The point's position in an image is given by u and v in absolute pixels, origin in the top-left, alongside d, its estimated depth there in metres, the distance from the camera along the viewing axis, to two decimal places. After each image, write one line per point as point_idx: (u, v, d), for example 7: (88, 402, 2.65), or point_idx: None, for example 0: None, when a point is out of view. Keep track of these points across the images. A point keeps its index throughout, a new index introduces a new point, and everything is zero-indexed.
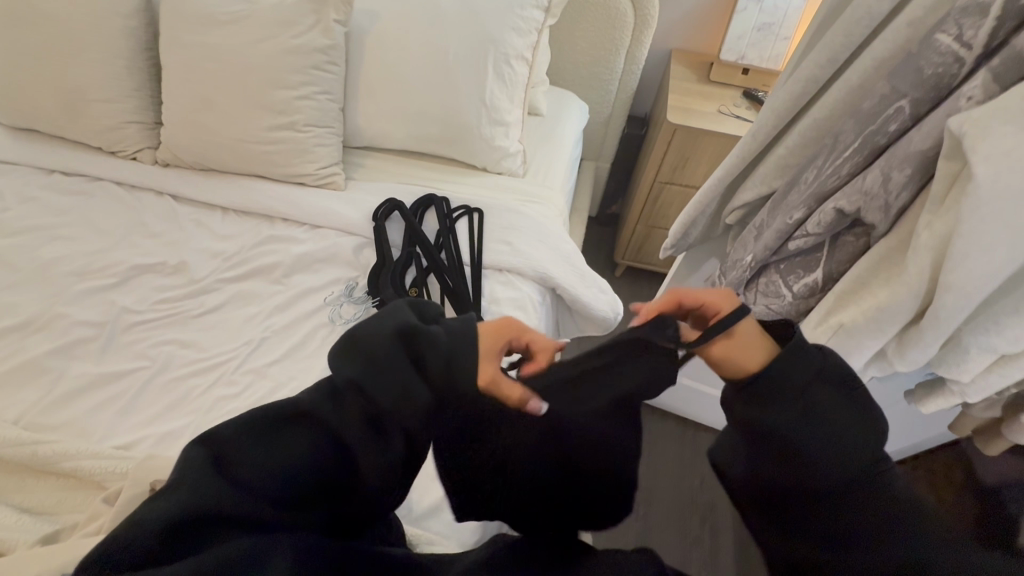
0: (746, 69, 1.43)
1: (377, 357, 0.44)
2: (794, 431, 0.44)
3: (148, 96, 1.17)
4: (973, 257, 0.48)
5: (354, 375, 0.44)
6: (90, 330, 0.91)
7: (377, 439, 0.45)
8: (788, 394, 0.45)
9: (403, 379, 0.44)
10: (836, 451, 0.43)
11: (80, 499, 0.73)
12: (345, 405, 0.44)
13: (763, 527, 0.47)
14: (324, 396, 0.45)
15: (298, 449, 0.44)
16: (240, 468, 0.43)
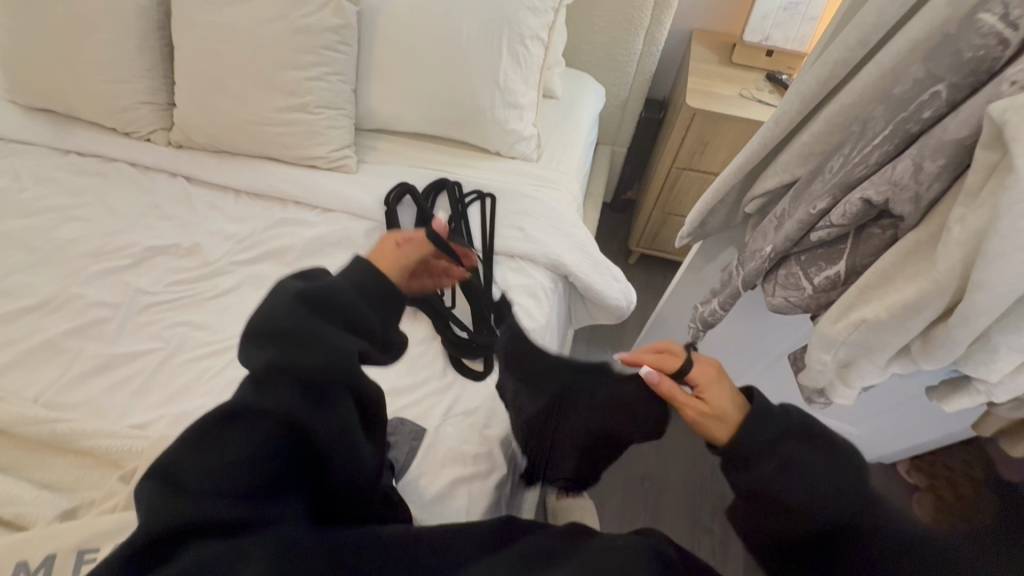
0: (771, 51, 1.38)
1: (283, 334, 0.51)
2: (774, 484, 0.49)
3: (160, 76, 1.17)
4: (1009, 254, 0.46)
5: (277, 356, 0.49)
6: (106, 311, 0.92)
7: (320, 408, 0.49)
8: (764, 450, 0.51)
9: (314, 336, 0.52)
10: (831, 490, 0.47)
11: (97, 477, 0.74)
12: (276, 388, 0.48)
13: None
14: (251, 390, 0.48)
15: (243, 442, 0.46)
16: (190, 480, 0.44)
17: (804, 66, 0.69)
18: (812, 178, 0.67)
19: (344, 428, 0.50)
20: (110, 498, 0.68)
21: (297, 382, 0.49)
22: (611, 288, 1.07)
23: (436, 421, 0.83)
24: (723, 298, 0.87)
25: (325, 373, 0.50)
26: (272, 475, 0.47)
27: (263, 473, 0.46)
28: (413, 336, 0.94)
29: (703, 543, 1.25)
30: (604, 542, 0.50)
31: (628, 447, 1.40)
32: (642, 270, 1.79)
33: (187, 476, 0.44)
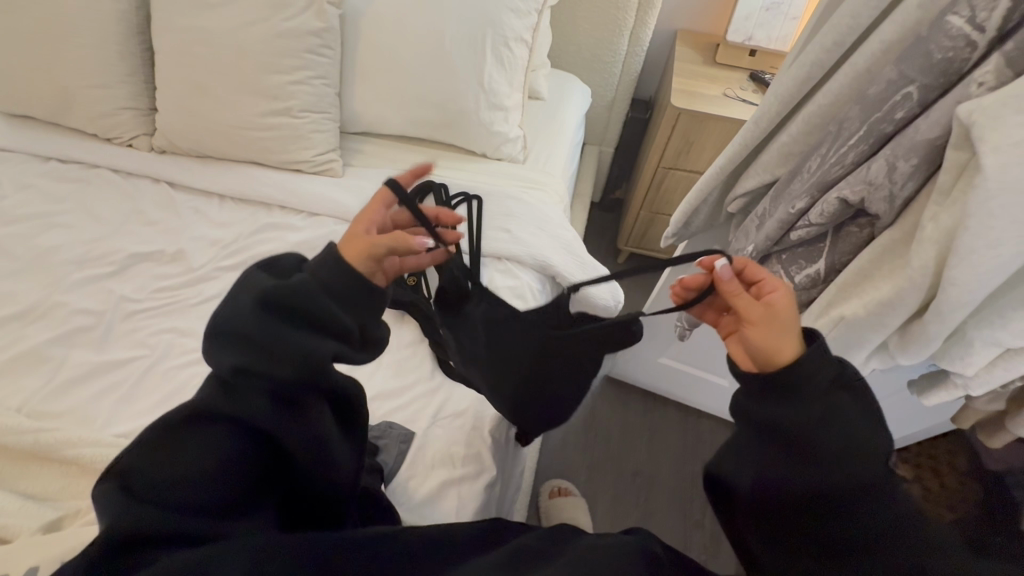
0: (753, 51, 1.39)
1: (253, 338, 0.48)
2: (813, 433, 0.45)
3: (141, 81, 1.16)
4: (979, 252, 0.47)
5: (241, 361, 0.47)
6: (89, 319, 0.91)
7: (292, 412, 0.50)
8: (806, 399, 0.45)
9: (277, 340, 0.48)
10: (851, 454, 0.44)
11: (82, 487, 0.74)
12: (238, 392, 0.48)
13: (762, 550, 0.49)
14: (214, 392, 0.48)
15: (207, 449, 0.46)
16: (153, 484, 0.44)
17: (782, 66, 0.70)
18: (791, 178, 0.67)
19: (318, 431, 0.51)
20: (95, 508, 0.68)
21: (266, 387, 0.48)
22: (598, 288, 1.07)
23: (424, 423, 0.83)
24: None
25: (300, 378, 0.49)
26: (239, 480, 0.48)
27: (235, 478, 0.47)
28: (400, 339, 0.93)
29: (694, 537, 1.26)
30: (589, 544, 0.50)
31: (619, 445, 1.41)
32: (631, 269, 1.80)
33: (147, 480, 0.44)
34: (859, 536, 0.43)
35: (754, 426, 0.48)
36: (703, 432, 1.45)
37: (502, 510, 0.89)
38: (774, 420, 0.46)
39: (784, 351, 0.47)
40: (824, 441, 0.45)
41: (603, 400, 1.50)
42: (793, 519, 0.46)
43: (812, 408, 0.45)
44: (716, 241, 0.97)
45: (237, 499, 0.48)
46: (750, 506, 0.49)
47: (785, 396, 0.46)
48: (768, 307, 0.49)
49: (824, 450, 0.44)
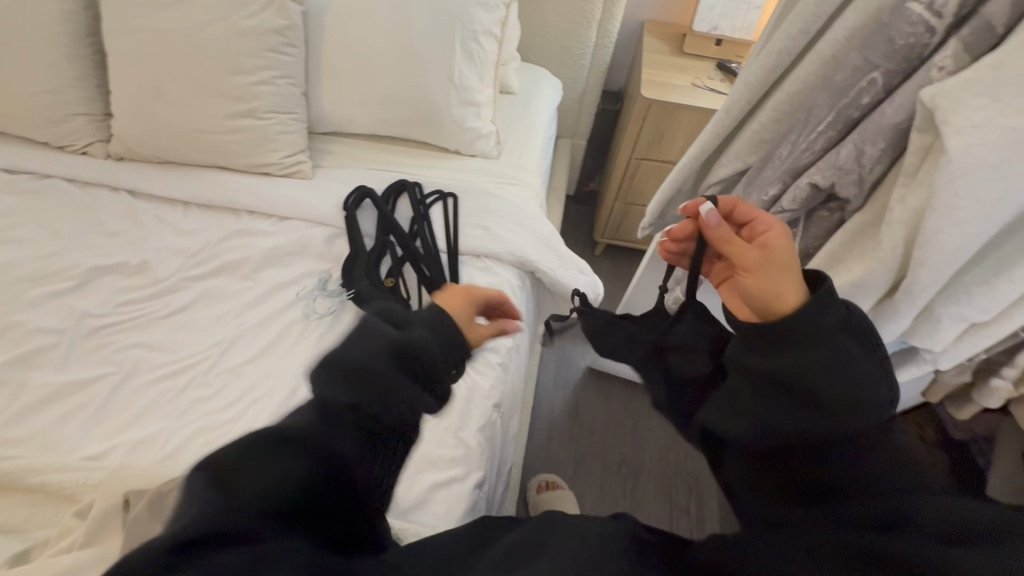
0: (719, 40, 1.41)
1: (359, 369, 0.49)
2: (808, 366, 0.44)
3: (94, 85, 1.10)
4: (945, 232, 0.48)
5: (357, 399, 0.48)
6: (50, 337, 0.87)
7: (370, 449, 0.49)
8: (806, 339, 0.45)
9: (383, 391, 0.49)
10: (850, 389, 0.43)
11: (52, 514, 0.71)
12: (328, 418, 0.47)
13: (752, 501, 0.46)
14: (314, 416, 0.47)
15: (298, 464, 0.43)
16: (256, 489, 0.41)
17: (751, 55, 0.70)
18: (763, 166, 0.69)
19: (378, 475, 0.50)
20: (66, 535, 0.66)
21: (354, 409, 0.48)
22: (578, 281, 1.08)
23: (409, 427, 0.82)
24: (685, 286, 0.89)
25: (388, 417, 0.50)
26: (321, 491, 0.44)
27: (319, 485, 0.44)
28: None
29: (680, 522, 1.28)
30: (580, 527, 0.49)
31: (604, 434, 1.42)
32: (609, 260, 1.81)
33: (225, 485, 0.40)
34: (864, 478, 0.40)
35: (753, 371, 0.47)
36: None
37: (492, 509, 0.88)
38: (766, 363, 0.46)
39: (784, 295, 0.48)
40: (820, 376, 0.43)
41: (586, 393, 1.51)
42: (789, 464, 0.44)
43: (812, 346, 0.44)
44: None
45: (310, 505, 0.44)
46: (746, 458, 0.47)
47: (783, 346, 0.46)
48: (763, 250, 0.52)
49: (821, 389, 0.43)
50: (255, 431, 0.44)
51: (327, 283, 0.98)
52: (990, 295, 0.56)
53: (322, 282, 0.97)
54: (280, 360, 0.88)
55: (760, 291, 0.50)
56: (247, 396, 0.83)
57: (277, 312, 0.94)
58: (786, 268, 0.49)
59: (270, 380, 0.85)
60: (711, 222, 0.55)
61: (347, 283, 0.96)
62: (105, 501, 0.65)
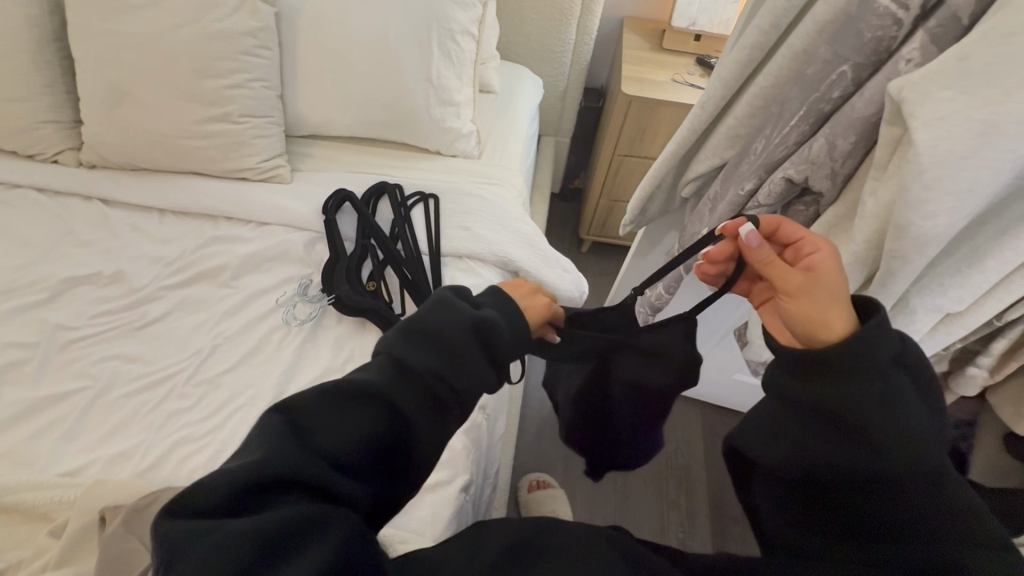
0: (698, 36, 1.41)
1: (442, 341, 0.50)
2: (859, 410, 0.43)
3: (64, 92, 1.08)
4: (916, 225, 0.49)
5: (437, 368, 0.49)
6: (23, 352, 0.85)
7: (434, 420, 0.49)
8: (858, 378, 0.44)
9: (471, 362, 0.50)
10: (902, 438, 0.42)
11: (27, 532, 0.69)
12: (408, 380, 0.48)
13: (779, 519, 0.49)
14: (390, 372, 0.48)
15: (367, 426, 0.46)
16: (328, 439, 0.44)
17: (724, 49, 0.70)
18: (739, 161, 0.68)
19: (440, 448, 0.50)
20: (41, 555, 0.65)
21: (433, 377, 0.49)
22: (562, 280, 1.07)
23: None
24: (667, 282, 0.89)
25: (464, 393, 0.50)
26: (376, 456, 0.46)
27: (374, 454, 0.46)
28: (363, 347, 0.91)
29: (671, 516, 1.29)
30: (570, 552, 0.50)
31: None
32: (594, 257, 1.81)
33: (303, 436, 0.44)
34: (901, 521, 0.42)
35: (795, 403, 0.47)
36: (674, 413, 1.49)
37: (479, 513, 0.88)
38: (814, 403, 0.45)
39: (831, 323, 0.47)
40: (876, 424, 0.43)
41: None
42: (823, 495, 0.46)
43: (864, 392, 0.43)
44: (673, 227, 0.99)
45: (365, 470, 0.46)
46: (778, 480, 0.49)
47: (832, 376, 0.45)
48: (809, 274, 0.50)
49: (873, 436, 0.43)
50: (327, 381, 0.47)
51: (307, 289, 0.96)
52: (963, 285, 0.57)
53: (302, 288, 0.95)
54: (260, 368, 0.87)
55: (806, 320, 0.49)
56: (228, 406, 0.82)
57: (257, 320, 0.92)
58: (829, 293, 0.48)
59: (251, 388, 0.84)
60: (753, 244, 0.53)
61: (328, 288, 0.95)
62: (81, 518, 0.65)
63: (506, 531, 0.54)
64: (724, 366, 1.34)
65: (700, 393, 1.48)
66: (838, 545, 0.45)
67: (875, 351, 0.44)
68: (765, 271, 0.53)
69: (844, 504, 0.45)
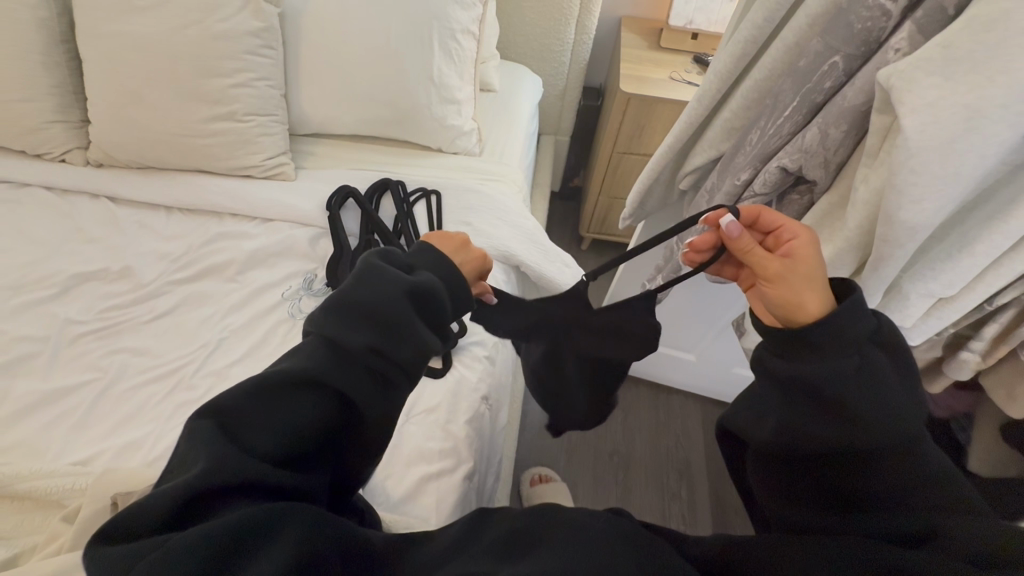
0: (695, 34, 1.43)
1: (379, 314, 0.50)
2: (839, 385, 0.45)
3: (71, 92, 1.10)
4: (905, 209, 0.50)
5: (374, 340, 0.49)
6: (33, 345, 0.87)
7: (379, 394, 0.51)
8: (839, 355, 0.45)
9: (410, 330, 0.51)
10: (884, 412, 0.44)
11: (39, 520, 0.71)
12: (345, 361, 0.49)
13: (775, 498, 0.51)
14: (324, 357, 0.48)
15: (305, 412, 0.47)
16: (267, 435, 0.45)
17: (720, 43, 0.72)
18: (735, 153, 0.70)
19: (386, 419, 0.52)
20: (54, 541, 0.66)
21: (372, 353, 0.49)
22: (562, 274, 1.09)
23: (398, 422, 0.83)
24: (666, 273, 0.91)
25: (405, 364, 0.52)
26: (318, 440, 0.48)
27: (315, 437, 0.47)
28: None
29: (672, 508, 1.30)
30: (571, 527, 0.52)
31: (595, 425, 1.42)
32: (594, 255, 1.83)
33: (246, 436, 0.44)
34: (885, 493, 0.43)
35: (778, 378, 0.49)
36: (674, 406, 1.50)
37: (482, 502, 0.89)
38: (791, 377, 0.47)
39: (807, 305, 0.49)
40: (854, 398, 0.44)
41: None
42: (814, 472, 0.48)
43: (844, 367, 0.45)
44: (670, 220, 1.01)
45: (306, 453, 0.48)
46: (774, 458, 0.51)
47: (810, 351, 0.47)
48: (788, 259, 0.51)
49: (849, 407, 0.45)
50: (253, 375, 0.46)
51: (312, 283, 0.98)
52: (955, 270, 0.58)
53: (306, 282, 0.97)
54: (266, 360, 0.88)
55: (784, 301, 0.50)
56: None
57: (262, 314, 0.94)
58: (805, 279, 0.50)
59: None
60: (733, 234, 0.54)
61: (332, 282, 0.97)
62: (92, 505, 0.66)
63: (513, 520, 0.55)
64: (723, 360, 1.36)
65: (701, 387, 1.49)
66: (823, 514, 0.47)
67: (846, 329, 0.46)
68: (745, 258, 0.55)
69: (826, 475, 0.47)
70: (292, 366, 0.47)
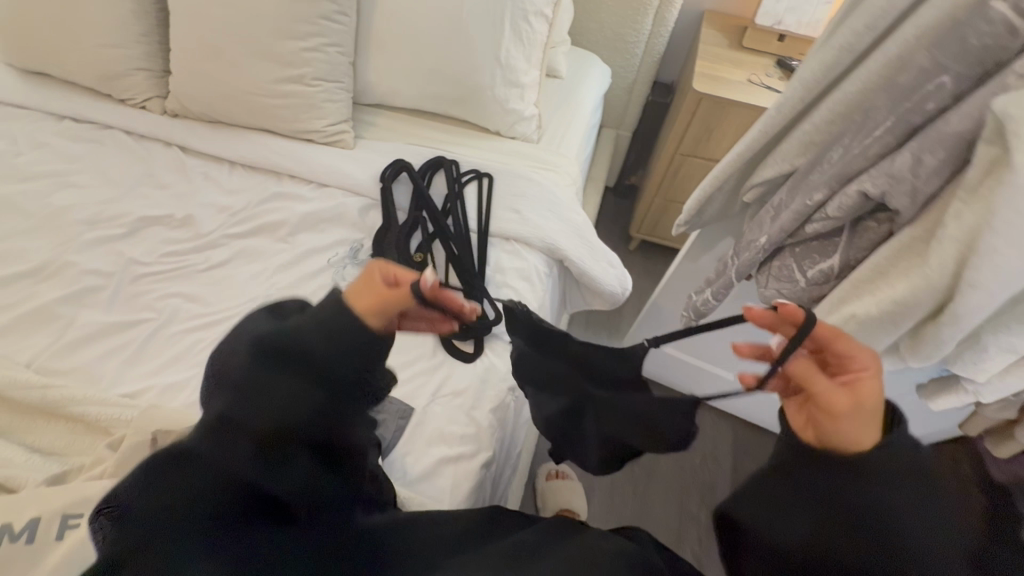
0: (782, 36, 1.34)
1: (247, 378, 0.48)
2: (883, 504, 0.43)
3: (157, 42, 1.15)
4: (1001, 255, 0.45)
5: (231, 407, 0.47)
6: (98, 279, 0.93)
7: (282, 448, 0.48)
8: (888, 467, 0.43)
9: (283, 384, 0.49)
10: (927, 545, 0.41)
11: (87, 443, 0.77)
12: (228, 435, 0.46)
13: None
14: (210, 427, 0.47)
15: (205, 479, 0.44)
16: (161, 516, 0.43)
17: (812, 49, 0.66)
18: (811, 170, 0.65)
19: (309, 465, 0.50)
20: (98, 464, 0.71)
21: (239, 419, 0.47)
22: (606, 274, 1.06)
23: (424, 400, 0.84)
24: (715, 288, 0.86)
25: (303, 407, 0.49)
26: (236, 501, 0.45)
27: (227, 499, 0.45)
28: None
29: (688, 529, 1.27)
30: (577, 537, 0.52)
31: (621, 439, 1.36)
32: (642, 256, 1.78)
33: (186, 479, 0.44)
34: None
35: (814, 483, 0.46)
36: (705, 424, 1.46)
37: (494, 493, 0.89)
38: (841, 500, 0.44)
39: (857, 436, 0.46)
40: (897, 523, 0.42)
41: None
42: None
43: (893, 488, 0.43)
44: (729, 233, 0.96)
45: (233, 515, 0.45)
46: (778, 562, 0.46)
47: (858, 469, 0.44)
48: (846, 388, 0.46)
49: (900, 532, 0.41)
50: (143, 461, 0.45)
51: (358, 253, 0.99)
52: None
53: (353, 251, 0.99)
54: None
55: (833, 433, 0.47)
56: None
57: (307, 277, 0.96)
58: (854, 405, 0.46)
59: None
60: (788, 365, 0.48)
61: (376, 255, 0.98)
62: (133, 437, 0.70)
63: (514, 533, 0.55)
64: None
65: (736, 407, 1.43)
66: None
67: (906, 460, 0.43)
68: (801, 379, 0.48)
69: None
70: (178, 442, 0.46)
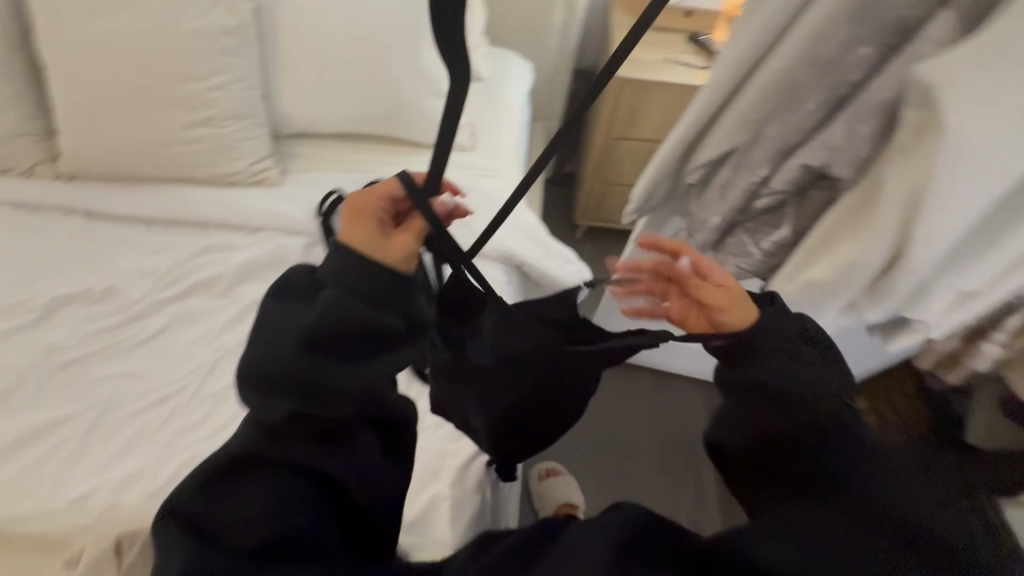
0: (689, 11, 1.38)
1: (281, 377, 0.43)
2: None
3: (34, 102, 1.02)
4: (946, 199, 0.50)
5: (287, 405, 0.43)
6: (15, 376, 0.82)
7: (338, 445, 0.47)
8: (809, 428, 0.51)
9: (323, 379, 0.43)
10: None
11: (40, 562, 0.68)
12: (282, 437, 0.45)
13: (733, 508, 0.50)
14: (262, 432, 0.45)
15: (263, 483, 0.45)
16: (243, 510, 0.44)
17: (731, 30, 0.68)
18: (733, 155, 0.69)
19: (364, 464, 0.48)
20: None
21: (293, 420, 0.44)
22: (566, 272, 1.05)
23: None
24: None
25: (354, 413, 0.45)
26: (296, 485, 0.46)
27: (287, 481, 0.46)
28: None
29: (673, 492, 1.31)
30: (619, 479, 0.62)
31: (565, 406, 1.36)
32: (590, 243, 1.80)
33: (299, 270, 0.46)
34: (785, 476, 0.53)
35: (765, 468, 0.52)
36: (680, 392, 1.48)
37: (496, 516, 0.88)
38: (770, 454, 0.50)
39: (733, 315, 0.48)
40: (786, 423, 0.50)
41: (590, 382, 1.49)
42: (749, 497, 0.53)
43: None
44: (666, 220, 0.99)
45: (297, 505, 0.46)
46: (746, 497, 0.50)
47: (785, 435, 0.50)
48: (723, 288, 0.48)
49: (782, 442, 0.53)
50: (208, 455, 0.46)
51: None
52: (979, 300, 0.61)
53: None
54: None
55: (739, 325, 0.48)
56: (236, 419, 0.81)
57: None
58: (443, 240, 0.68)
59: None
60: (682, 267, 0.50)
61: None
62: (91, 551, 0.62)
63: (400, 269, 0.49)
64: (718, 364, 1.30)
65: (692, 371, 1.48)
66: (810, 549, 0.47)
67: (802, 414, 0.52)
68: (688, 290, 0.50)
69: (802, 509, 0.43)
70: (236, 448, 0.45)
